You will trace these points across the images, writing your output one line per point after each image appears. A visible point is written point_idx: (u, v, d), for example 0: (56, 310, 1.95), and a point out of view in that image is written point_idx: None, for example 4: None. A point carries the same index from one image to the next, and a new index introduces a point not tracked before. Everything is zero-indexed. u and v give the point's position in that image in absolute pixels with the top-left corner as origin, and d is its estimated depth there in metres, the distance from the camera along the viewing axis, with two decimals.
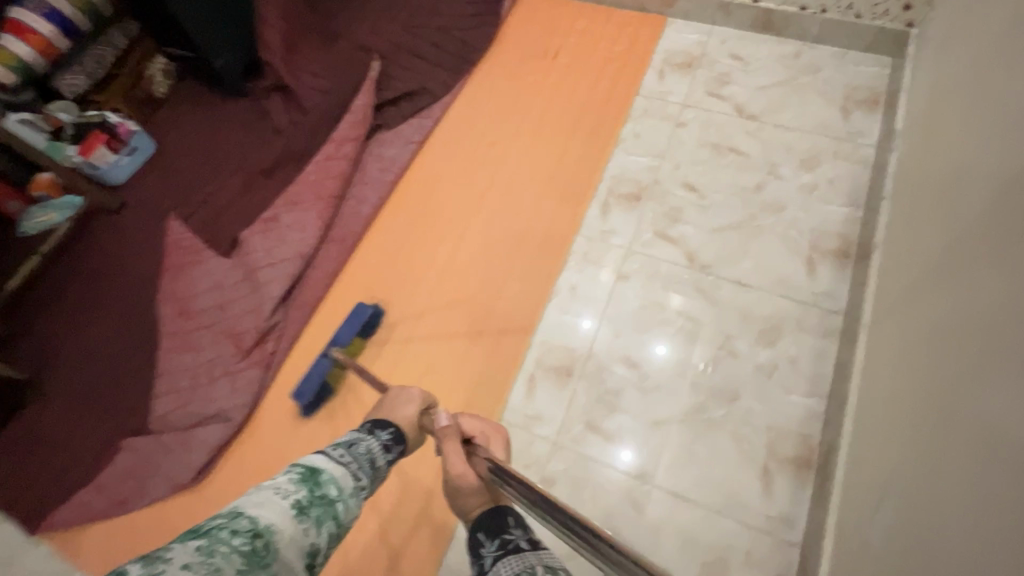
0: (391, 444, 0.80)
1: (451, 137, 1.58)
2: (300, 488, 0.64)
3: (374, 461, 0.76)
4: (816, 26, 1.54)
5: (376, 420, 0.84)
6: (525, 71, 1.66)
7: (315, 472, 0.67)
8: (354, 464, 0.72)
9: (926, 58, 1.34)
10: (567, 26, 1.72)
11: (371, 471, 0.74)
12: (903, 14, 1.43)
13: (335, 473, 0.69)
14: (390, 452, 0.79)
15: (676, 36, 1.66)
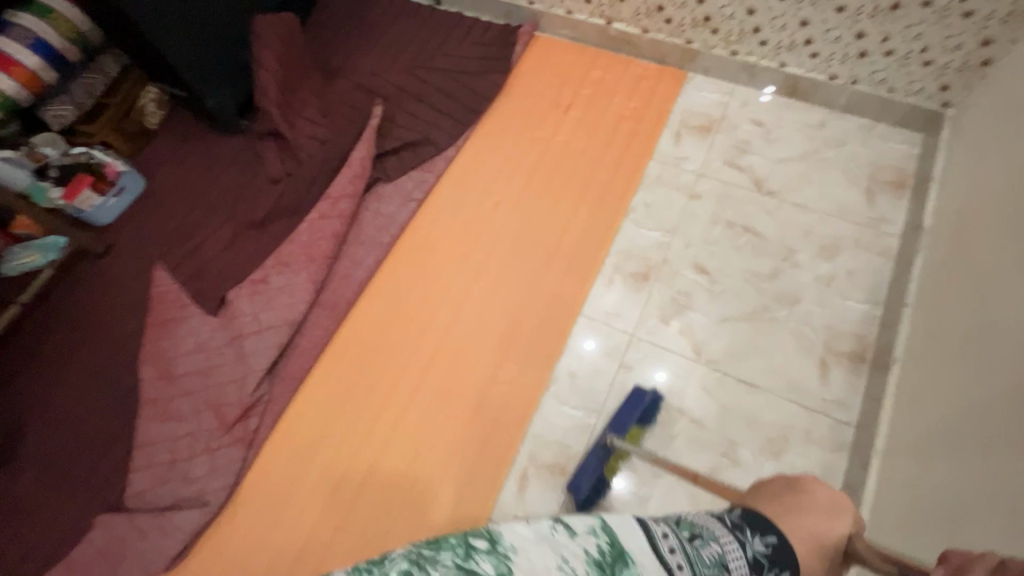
0: (765, 561, 0.74)
1: (452, 195, 1.51)
2: (589, 570, 0.58)
3: (727, 573, 0.69)
4: (844, 96, 1.45)
5: (747, 514, 0.80)
6: (534, 125, 1.58)
7: (620, 563, 0.61)
8: (708, 560, 0.68)
9: (962, 148, 1.26)
10: (581, 76, 1.64)
11: (713, 573, 0.68)
12: (939, 93, 1.34)
13: (655, 570, 0.62)
14: (751, 546, 0.75)
15: (695, 95, 1.57)
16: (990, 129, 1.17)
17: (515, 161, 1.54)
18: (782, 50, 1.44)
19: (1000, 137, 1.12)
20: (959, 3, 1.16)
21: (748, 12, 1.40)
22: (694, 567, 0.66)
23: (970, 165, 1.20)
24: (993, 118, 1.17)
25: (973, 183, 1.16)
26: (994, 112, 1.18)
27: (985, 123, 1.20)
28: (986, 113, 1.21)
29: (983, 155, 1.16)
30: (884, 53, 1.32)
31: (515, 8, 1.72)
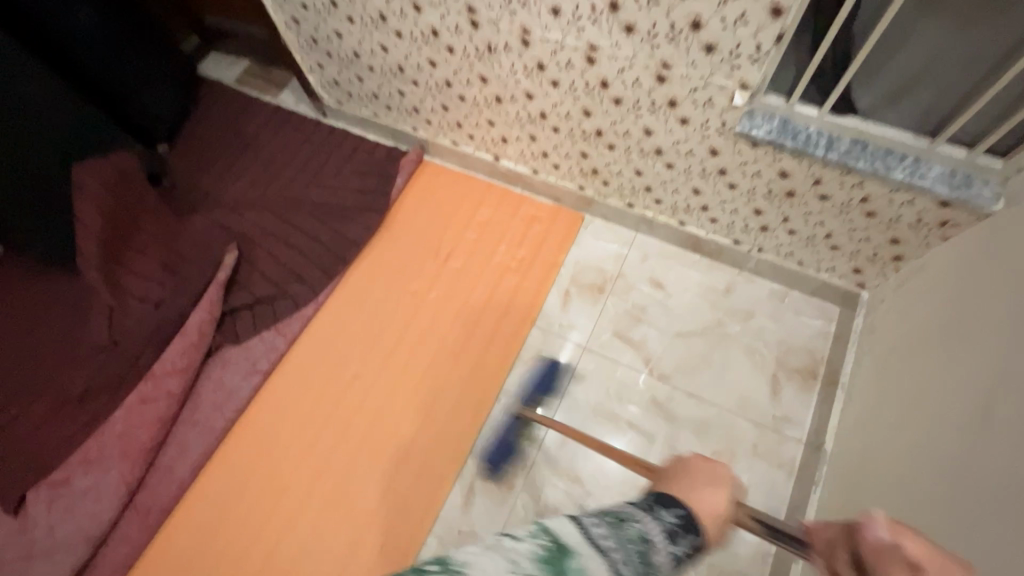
0: (678, 533, 0.57)
1: (306, 364, 1.32)
2: (540, 569, 0.47)
3: (649, 555, 0.53)
4: (751, 261, 1.27)
5: (657, 498, 0.60)
6: (407, 278, 1.39)
7: (565, 555, 0.49)
8: (634, 553, 0.52)
9: (875, 355, 1.08)
10: (468, 215, 1.46)
11: (642, 567, 0.52)
12: (852, 274, 1.16)
13: (594, 560, 0.50)
14: (677, 541, 0.56)
15: (591, 244, 1.40)
16: (902, 351, 0.98)
17: (383, 324, 1.35)
18: (679, 210, 1.25)
19: (912, 374, 0.92)
20: (859, 202, 0.97)
21: (635, 173, 1.21)
22: (630, 567, 0.51)
23: (880, 390, 1.01)
24: (906, 338, 0.99)
25: (882, 419, 0.97)
26: (909, 329, 0.99)
27: (899, 337, 1.01)
28: (901, 322, 1.03)
29: (895, 384, 0.97)
30: (787, 231, 1.14)
31: (400, 132, 1.54)
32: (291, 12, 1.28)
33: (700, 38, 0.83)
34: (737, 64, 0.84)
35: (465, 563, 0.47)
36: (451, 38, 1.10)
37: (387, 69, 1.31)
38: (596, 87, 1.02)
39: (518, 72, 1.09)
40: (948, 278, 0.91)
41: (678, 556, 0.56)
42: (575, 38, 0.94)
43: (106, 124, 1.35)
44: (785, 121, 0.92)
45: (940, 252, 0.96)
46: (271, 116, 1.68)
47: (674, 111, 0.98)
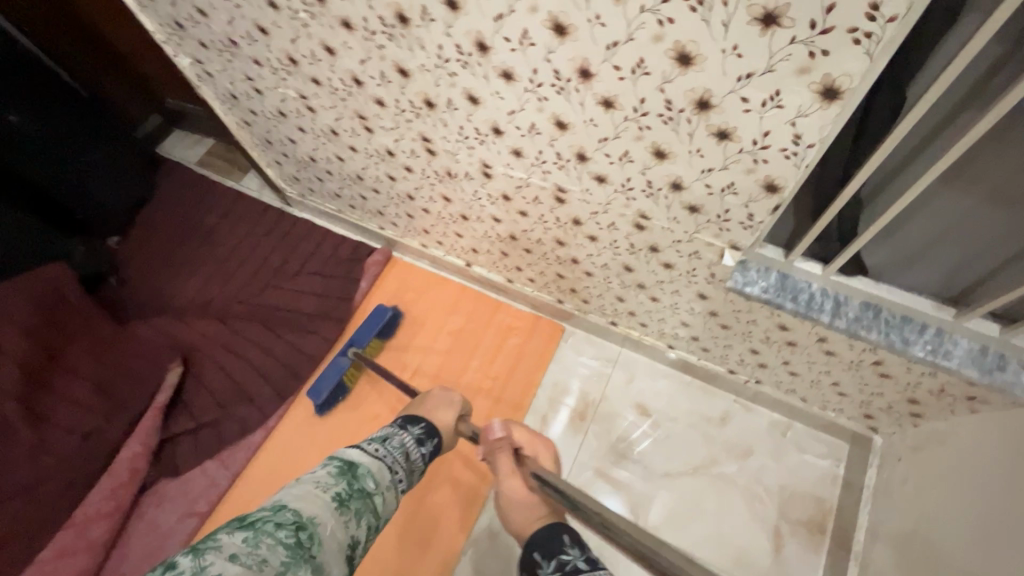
0: (424, 438, 0.77)
1: (250, 504, 1.17)
2: (338, 480, 0.58)
3: (409, 458, 0.71)
4: (748, 391, 1.14)
5: (405, 418, 0.80)
6: (371, 396, 1.27)
7: (352, 464, 0.62)
8: (397, 459, 0.68)
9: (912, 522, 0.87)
10: (438, 323, 1.34)
11: (404, 465, 0.69)
12: (862, 418, 1.03)
13: (376, 465, 0.64)
14: (424, 444, 0.76)
15: (571, 360, 1.27)
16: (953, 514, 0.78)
17: (338, 455, 1.20)
18: (666, 336, 1.12)
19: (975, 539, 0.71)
20: (871, 363, 0.83)
21: (617, 299, 1.08)
22: (391, 466, 0.66)
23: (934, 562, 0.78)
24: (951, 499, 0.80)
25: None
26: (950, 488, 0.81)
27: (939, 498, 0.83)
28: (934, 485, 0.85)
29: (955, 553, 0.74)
30: (788, 372, 1.01)
31: (366, 229, 1.42)
32: (240, 115, 1.18)
33: (681, 198, 0.70)
34: (726, 227, 0.71)
35: (279, 498, 0.53)
36: (407, 159, 0.98)
37: (345, 175, 1.19)
38: (568, 223, 0.90)
39: (481, 198, 0.97)
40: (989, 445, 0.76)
41: (428, 453, 0.76)
42: (541, 179, 0.82)
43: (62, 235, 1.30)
44: (783, 276, 0.79)
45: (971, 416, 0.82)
46: (232, 205, 1.57)
47: (656, 256, 0.86)
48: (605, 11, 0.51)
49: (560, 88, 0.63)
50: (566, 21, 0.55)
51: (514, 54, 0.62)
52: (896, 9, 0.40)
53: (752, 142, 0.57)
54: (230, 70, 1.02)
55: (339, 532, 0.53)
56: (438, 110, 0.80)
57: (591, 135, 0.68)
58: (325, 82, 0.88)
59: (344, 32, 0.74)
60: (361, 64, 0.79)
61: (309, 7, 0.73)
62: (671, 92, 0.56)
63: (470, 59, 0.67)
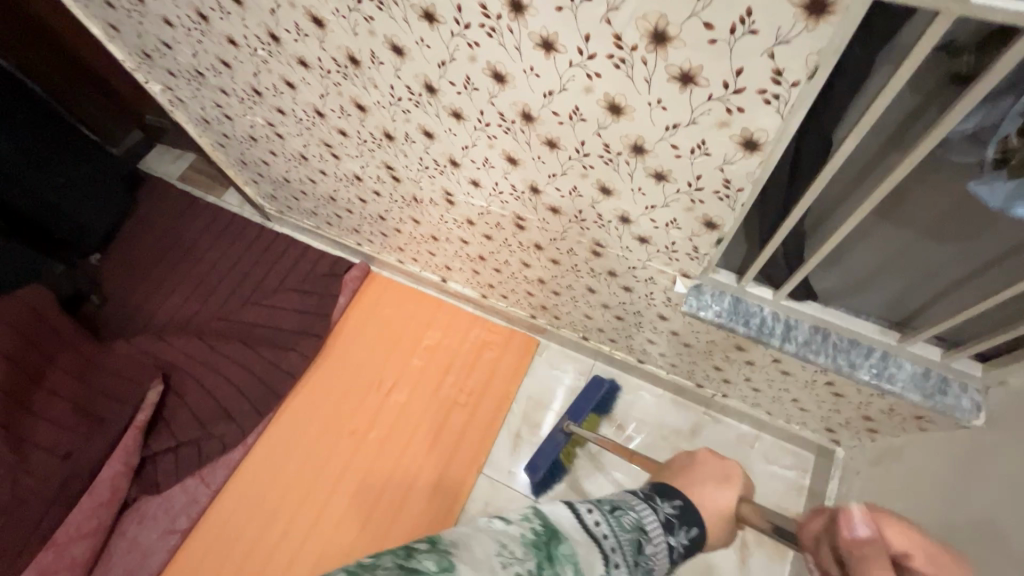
0: (676, 525, 0.57)
1: (228, 519, 1.20)
2: (529, 555, 0.48)
3: (645, 548, 0.53)
4: (716, 404, 1.17)
5: (651, 488, 0.61)
6: (348, 410, 1.29)
7: (555, 536, 0.51)
8: (627, 543, 0.53)
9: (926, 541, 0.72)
10: (415, 338, 1.36)
11: (636, 556, 0.53)
12: (824, 431, 1.05)
13: (591, 551, 0.51)
14: (674, 532, 0.56)
15: (546, 374, 1.28)
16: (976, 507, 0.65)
17: (317, 468, 1.24)
18: (635, 351, 1.14)
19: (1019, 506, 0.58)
20: (824, 383, 0.86)
21: (585, 316, 1.10)
22: (623, 557, 0.52)
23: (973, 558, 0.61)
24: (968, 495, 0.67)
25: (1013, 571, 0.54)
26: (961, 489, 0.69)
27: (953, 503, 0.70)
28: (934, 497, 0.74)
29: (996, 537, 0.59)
30: (750, 387, 1.03)
31: (344, 245, 1.44)
32: (214, 137, 1.19)
33: (630, 230, 0.72)
34: (675, 258, 0.74)
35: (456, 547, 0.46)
36: (375, 185, 1.00)
37: (319, 196, 1.21)
38: (530, 247, 0.92)
39: (448, 222, 0.99)
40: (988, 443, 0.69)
41: (677, 546, 0.56)
42: (500, 207, 0.84)
43: (39, 258, 1.32)
44: (736, 300, 0.81)
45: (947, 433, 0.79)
46: (213, 221, 1.59)
47: (615, 279, 0.88)
48: (538, 64, 0.53)
49: (506, 128, 0.65)
50: (503, 70, 0.56)
51: (460, 96, 0.64)
52: (797, 75, 0.42)
53: (687, 184, 0.59)
54: (199, 97, 1.03)
55: None
56: (398, 142, 0.81)
57: (540, 171, 0.70)
58: (290, 112, 0.89)
59: (302, 69, 0.75)
60: (321, 98, 0.80)
61: (266, 45, 0.75)
62: (607, 137, 0.58)
63: (421, 99, 0.68)
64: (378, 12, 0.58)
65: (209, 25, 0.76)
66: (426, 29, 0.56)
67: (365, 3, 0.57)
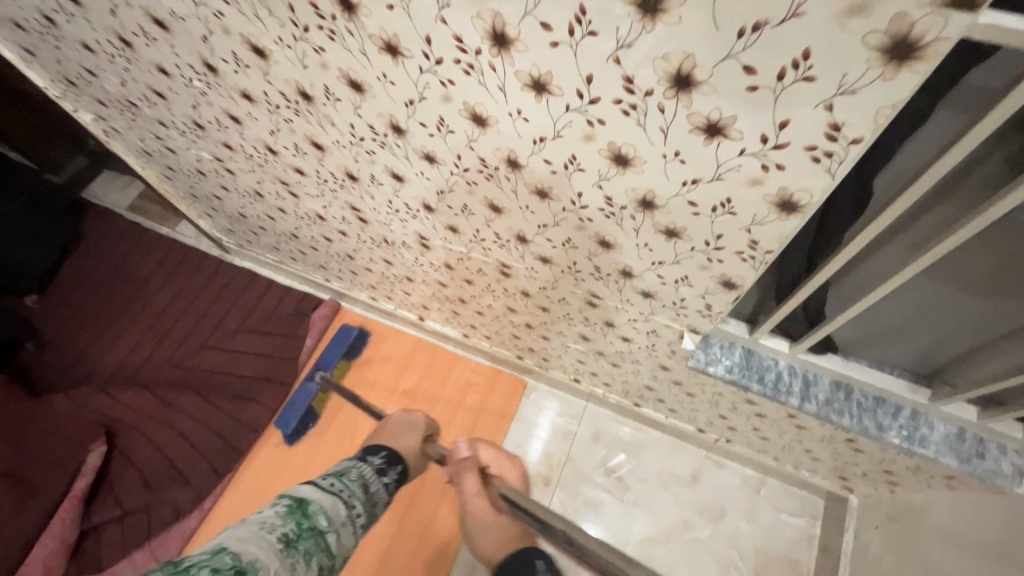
0: (386, 468, 0.70)
1: None
2: (281, 524, 0.50)
3: (370, 488, 0.63)
4: (718, 448, 1.08)
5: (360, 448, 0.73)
6: (315, 473, 1.16)
7: (303, 502, 0.53)
8: (360, 489, 0.61)
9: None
10: (392, 381, 1.24)
11: (366, 495, 0.62)
12: (836, 479, 0.98)
13: (333, 503, 0.56)
14: (386, 472, 0.69)
15: (534, 418, 1.19)
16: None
17: None
18: (631, 395, 1.05)
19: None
20: (844, 439, 0.78)
21: (577, 360, 1.00)
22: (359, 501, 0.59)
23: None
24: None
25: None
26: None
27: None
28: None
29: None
30: (758, 436, 0.95)
31: (311, 281, 1.32)
32: (158, 169, 1.06)
33: (632, 284, 0.63)
34: (683, 313, 0.65)
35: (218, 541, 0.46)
36: (340, 225, 0.89)
37: (279, 232, 1.09)
38: (516, 294, 0.83)
39: (423, 265, 0.88)
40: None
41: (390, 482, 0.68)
42: (482, 254, 0.74)
43: None
44: (748, 353, 0.73)
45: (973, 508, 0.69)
46: (166, 256, 1.45)
47: (612, 329, 0.79)
48: (527, 107, 0.43)
49: (488, 175, 0.55)
50: (485, 112, 0.47)
51: (433, 139, 0.54)
52: (860, 131, 0.33)
53: (704, 243, 0.50)
54: (136, 127, 0.90)
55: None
56: (362, 184, 0.71)
57: (529, 221, 0.60)
58: (238, 147, 0.78)
59: (246, 103, 0.64)
60: (272, 134, 0.69)
61: (201, 76, 0.63)
62: (610, 190, 0.48)
63: (387, 140, 0.58)
64: (329, 43, 0.47)
65: (134, 52, 0.65)
66: (389, 64, 0.46)
67: (313, 31, 0.47)
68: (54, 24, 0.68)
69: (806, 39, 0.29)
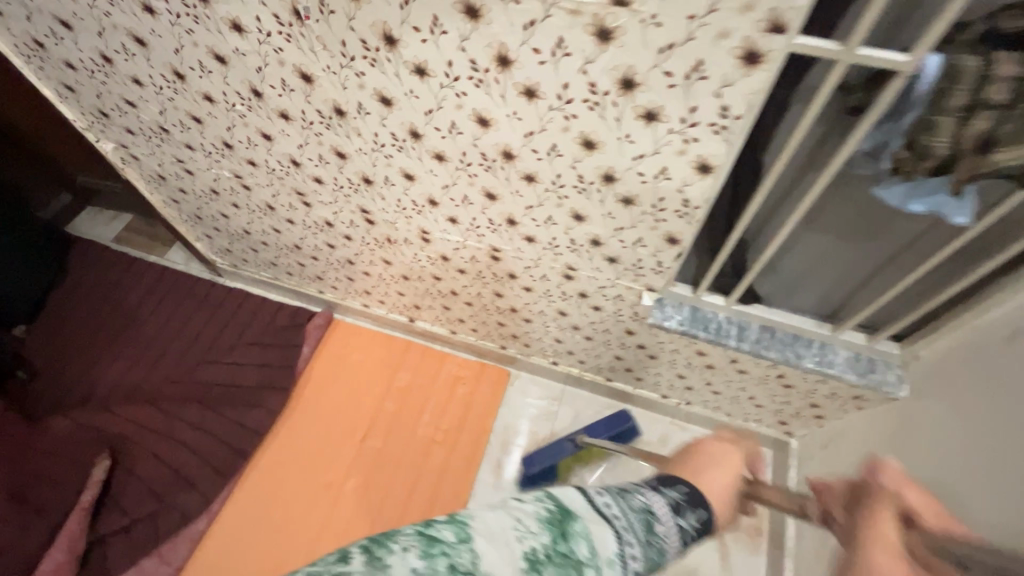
0: (685, 507, 0.52)
1: (252, 501, 1.20)
2: (549, 530, 0.43)
3: (655, 524, 0.48)
4: (681, 412, 1.25)
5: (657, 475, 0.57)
6: (325, 458, 1.26)
7: (569, 515, 0.44)
8: (638, 521, 0.47)
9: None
10: (388, 376, 1.36)
11: (647, 535, 0.47)
12: (778, 425, 1.16)
13: (602, 532, 0.45)
14: (684, 515, 0.51)
15: (519, 403, 1.32)
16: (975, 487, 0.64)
17: (337, 445, 1.27)
18: (604, 370, 1.21)
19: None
20: (776, 376, 0.96)
21: (556, 340, 1.16)
22: (636, 536, 0.46)
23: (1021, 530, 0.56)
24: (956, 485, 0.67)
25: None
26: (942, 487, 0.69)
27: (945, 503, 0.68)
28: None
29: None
30: (711, 391, 1.12)
31: (305, 294, 1.42)
32: (168, 193, 1.17)
33: (601, 252, 0.81)
34: (641, 273, 0.82)
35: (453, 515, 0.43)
36: (347, 229, 1.03)
37: (282, 245, 1.21)
38: (504, 277, 0.98)
39: (421, 259, 1.03)
40: (942, 432, 0.73)
41: (687, 529, 0.51)
42: (476, 241, 0.90)
43: None
44: (694, 309, 0.91)
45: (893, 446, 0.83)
46: (158, 281, 1.51)
47: (585, 300, 0.95)
48: (520, 108, 0.61)
49: (487, 167, 0.72)
50: (488, 115, 0.64)
51: (444, 140, 0.70)
52: (739, 110, 0.52)
53: (652, 206, 0.68)
54: (158, 153, 1.02)
55: None
56: (376, 187, 0.86)
57: (518, 204, 0.77)
58: (262, 163, 0.92)
59: (282, 122, 0.79)
60: (300, 147, 0.84)
61: (245, 100, 0.78)
62: (581, 169, 0.66)
63: (405, 144, 0.74)
64: (370, 68, 0.64)
65: (185, 83, 0.79)
66: (416, 82, 0.63)
67: (358, 61, 0.63)
68: (110, 63, 0.81)
69: (698, 54, 0.48)
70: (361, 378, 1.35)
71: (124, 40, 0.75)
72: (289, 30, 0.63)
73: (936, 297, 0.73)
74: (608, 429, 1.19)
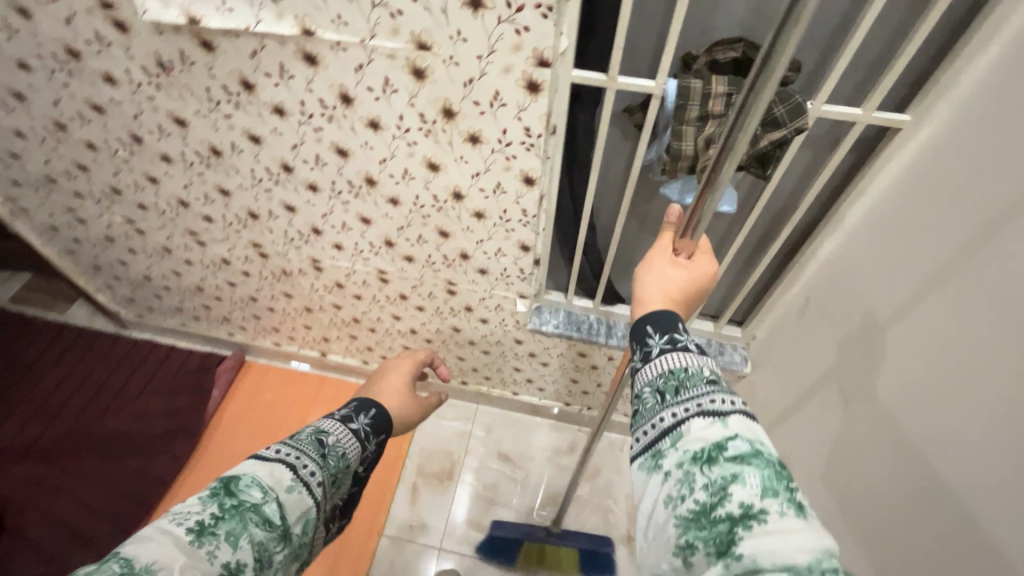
0: (352, 415, 0.66)
1: None
2: (213, 501, 0.51)
3: (321, 436, 0.60)
4: (585, 418, 1.33)
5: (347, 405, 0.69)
6: None
7: (232, 477, 0.53)
8: (305, 442, 0.59)
9: (880, 511, 0.62)
10: (302, 413, 1.37)
11: (317, 450, 0.59)
12: None
13: (264, 471, 0.54)
14: (352, 420, 0.65)
15: (434, 425, 1.36)
16: (886, 440, 0.62)
17: None
18: (508, 383, 1.28)
19: (911, 382, 0.59)
20: None
21: (459, 359, 1.23)
22: (307, 456, 0.58)
23: (930, 447, 0.56)
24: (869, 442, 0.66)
25: (978, 424, 0.50)
26: (857, 449, 0.67)
27: (865, 467, 0.66)
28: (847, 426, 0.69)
29: (927, 426, 0.56)
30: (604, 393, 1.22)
31: (215, 338, 1.43)
32: (62, 245, 1.18)
33: (471, 264, 0.90)
34: (510, 282, 0.92)
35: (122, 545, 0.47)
36: (244, 265, 1.07)
37: (184, 288, 1.23)
38: (397, 299, 1.05)
39: (318, 289, 1.08)
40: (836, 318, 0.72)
41: (360, 428, 0.65)
42: (363, 265, 0.97)
43: None
44: (568, 313, 1.02)
45: (793, 413, 0.83)
46: (56, 336, 1.46)
47: (473, 314, 1.04)
48: (370, 139, 0.71)
49: (356, 193, 0.81)
50: (345, 146, 0.73)
51: (313, 171, 0.79)
52: (539, 129, 0.63)
53: (500, 217, 0.79)
54: (48, 204, 1.05)
55: (198, 567, 0.47)
56: (262, 220, 0.92)
57: (390, 225, 0.85)
58: (151, 205, 0.96)
59: (164, 164, 0.85)
60: (185, 188, 0.89)
61: (126, 146, 0.84)
62: (434, 189, 0.76)
63: (281, 178, 0.82)
64: (235, 110, 0.72)
65: (67, 133, 0.84)
66: (278, 120, 0.71)
67: (223, 104, 0.71)
68: None
69: (494, 86, 0.60)
70: (273, 420, 1.35)
71: (3, 96, 0.80)
72: (157, 79, 0.70)
73: (750, 278, 0.86)
74: (584, 543, 1.12)
